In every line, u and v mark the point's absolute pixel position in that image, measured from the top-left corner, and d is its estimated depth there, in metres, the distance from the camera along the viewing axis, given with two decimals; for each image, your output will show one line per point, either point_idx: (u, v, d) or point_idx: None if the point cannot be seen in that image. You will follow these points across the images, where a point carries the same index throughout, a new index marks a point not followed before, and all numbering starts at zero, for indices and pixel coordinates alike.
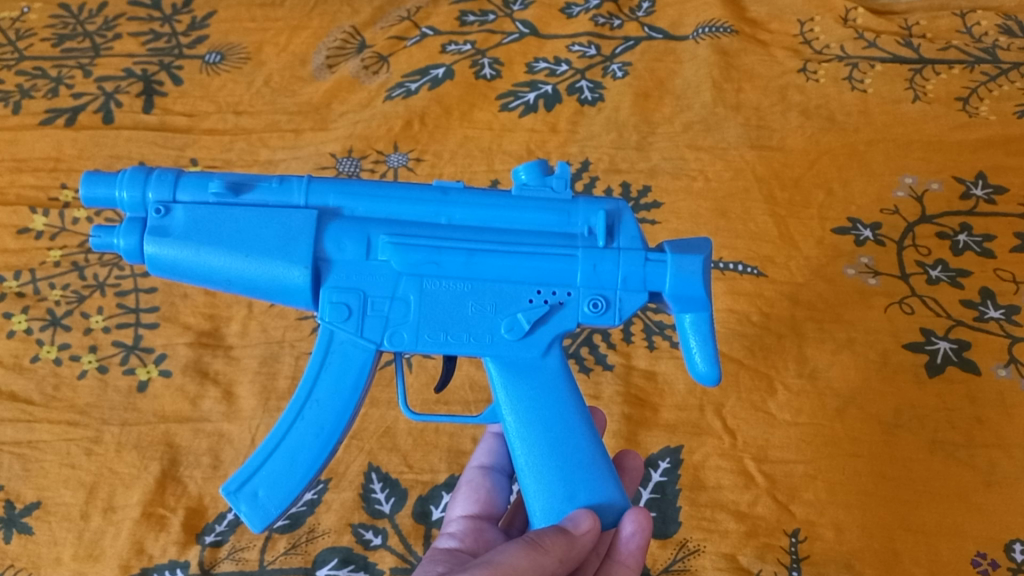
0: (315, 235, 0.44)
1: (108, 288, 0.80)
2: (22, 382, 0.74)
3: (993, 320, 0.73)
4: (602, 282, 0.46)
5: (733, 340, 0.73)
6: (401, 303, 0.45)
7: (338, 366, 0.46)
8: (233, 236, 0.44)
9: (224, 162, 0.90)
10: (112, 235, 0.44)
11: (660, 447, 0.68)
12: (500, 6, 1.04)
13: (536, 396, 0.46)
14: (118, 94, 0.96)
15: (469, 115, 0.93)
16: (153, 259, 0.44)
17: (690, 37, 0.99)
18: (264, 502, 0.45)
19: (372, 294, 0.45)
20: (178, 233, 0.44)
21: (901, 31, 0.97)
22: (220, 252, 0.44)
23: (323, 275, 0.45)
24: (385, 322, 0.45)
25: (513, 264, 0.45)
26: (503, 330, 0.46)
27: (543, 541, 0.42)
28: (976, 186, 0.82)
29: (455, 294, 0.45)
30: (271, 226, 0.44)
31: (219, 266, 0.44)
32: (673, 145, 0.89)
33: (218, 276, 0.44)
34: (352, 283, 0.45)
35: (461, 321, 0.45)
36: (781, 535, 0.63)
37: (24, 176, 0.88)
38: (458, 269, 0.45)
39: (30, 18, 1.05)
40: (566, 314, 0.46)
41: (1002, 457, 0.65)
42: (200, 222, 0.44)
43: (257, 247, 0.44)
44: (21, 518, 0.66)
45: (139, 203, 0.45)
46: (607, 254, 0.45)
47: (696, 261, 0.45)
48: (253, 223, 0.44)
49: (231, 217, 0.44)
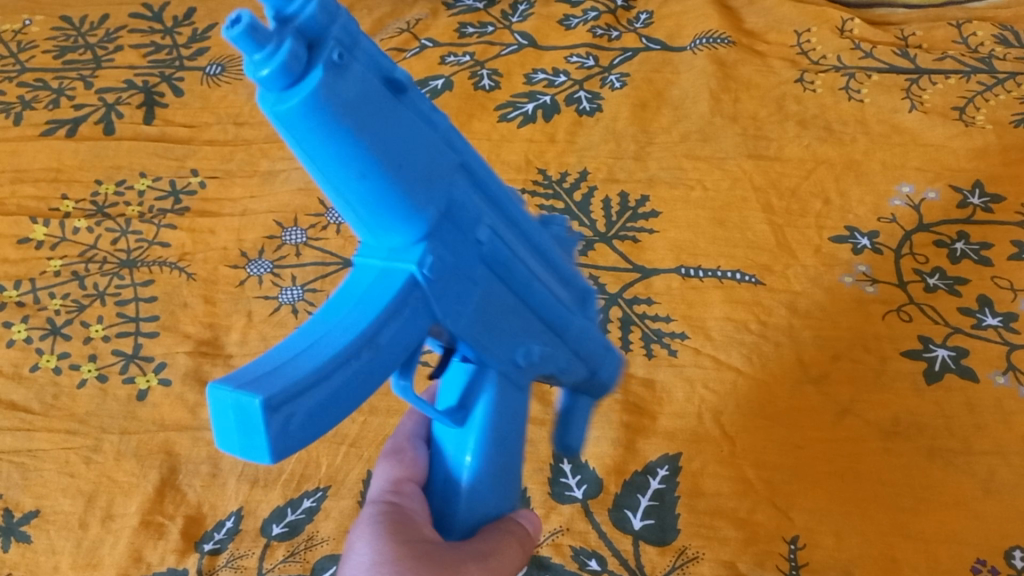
0: (448, 187, 0.35)
1: (108, 297, 0.80)
2: (22, 391, 0.74)
3: (991, 328, 0.73)
4: (586, 350, 0.49)
5: (732, 347, 0.74)
6: (473, 292, 0.38)
7: (399, 331, 0.36)
8: (385, 139, 0.32)
9: (225, 173, 0.90)
10: (268, 34, 0.27)
11: (659, 455, 0.68)
12: (499, 19, 1.06)
13: (514, 417, 0.47)
14: (119, 106, 0.97)
15: (468, 126, 0.94)
16: (302, 102, 0.28)
17: (688, 48, 1.00)
18: (280, 444, 0.32)
19: (458, 272, 0.37)
20: (343, 102, 0.29)
21: (897, 43, 0.98)
22: (365, 137, 0.31)
23: (435, 233, 0.35)
24: (454, 304, 0.38)
25: (557, 300, 0.44)
26: (525, 354, 0.44)
27: (525, 541, 0.48)
28: (973, 195, 0.83)
29: (512, 304, 0.41)
30: (418, 148, 0.34)
31: (345, 155, 0.31)
32: (670, 155, 0.90)
33: (327, 158, 0.31)
34: (452, 254, 0.36)
35: (504, 327, 0.41)
36: (780, 542, 0.63)
37: (24, 187, 0.89)
38: (525, 284, 0.41)
39: (32, 30, 1.07)
40: (558, 362, 0.47)
41: (1001, 465, 0.65)
42: (367, 103, 0.31)
43: (401, 168, 0.33)
44: (19, 526, 0.66)
45: (327, 13, 0.29)
46: (595, 330, 0.49)
47: (620, 364, 0.56)
48: (406, 137, 0.33)
49: (390, 117, 0.32)
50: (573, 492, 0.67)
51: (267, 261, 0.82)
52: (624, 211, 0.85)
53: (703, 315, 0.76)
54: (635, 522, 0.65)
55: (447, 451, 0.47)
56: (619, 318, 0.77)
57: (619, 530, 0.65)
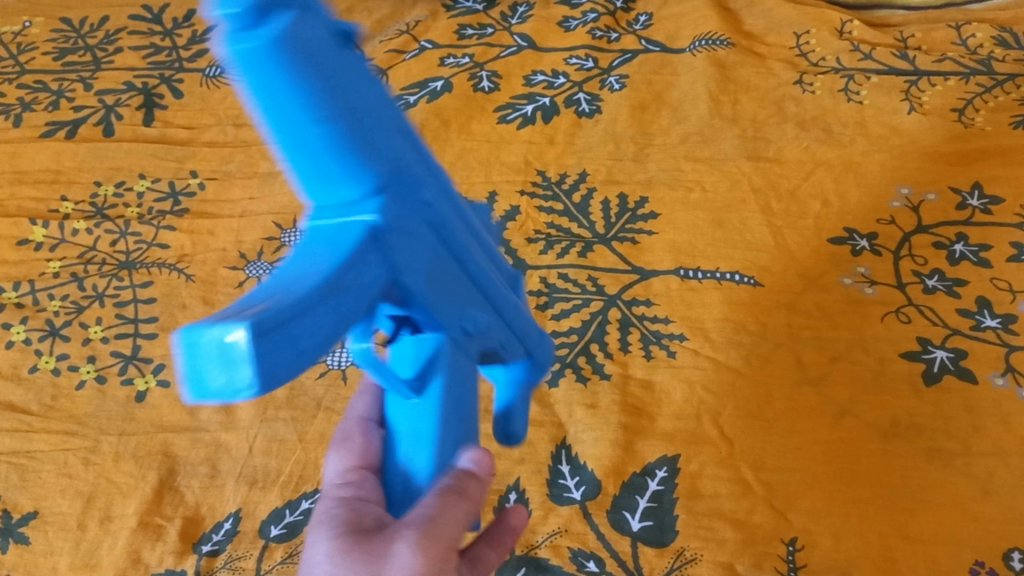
0: (401, 145, 0.33)
1: (107, 299, 0.80)
2: (21, 392, 0.74)
3: (990, 329, 0.73)
4: (522, 329, 0.48)
5: (730, 348, 0.74)
6: (428, 256, 0.36)
7: (360, 289, 0.32)
8: (345, 84, 0.29)
9: (224, 174, 0.90)
10: None
11: (657, 455, 0.68)
12: (499, 21, 1.06)
13: (466, 389, 0.44)
14: (118, 107, 0.97)
15: (467, 128, 0.94)
16: (269, 38, 0.26)
17: (688, 50, 1.00)
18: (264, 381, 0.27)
19: (415, 234, 0.34)
20: (305, 40, 0.27)
21: (896, 44, 0.98)
22: (327, 78, 0.28)
23: (393, 191, 0.32)
24: (412, 264, 0.35)
25: (493, 273, 0.42)
26: (474, 326, 0.42)
27: (468, 493, 0.42)
28: (972, 197, 0.83)
29: (458, 273, 0.39)
30: (371, 100, 0.31)
31: (308, 96, 0.28)
32: (669, 156, 0.90)
33: (287, 103, 0.28)
34: (410, 215, 0.34)
35: (455, 295, 0.39)
36: (779, 543, 0.63)
37: (24, 189, 0.89)
38: (470, 251, 0.39)
39: (32, 32, 1.08)
40: (498, 339, 0.46)
41: (1000, 466, 0.65)
42: (325, 44, 0.28)
43: (360, 116, 0.30)
44: (18, 528, 0.66)
45: None
46: (526, 308, 0.48)
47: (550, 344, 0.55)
48: (361, 85, 0.31)
49: (344, 62, 0.30)
50: (571, 493, 0.67)
51: (266, 263, 0.82)
52: (623, 213, 0.85)
53: (702, 316, 0.76)
54: (634, 523, 0.65)
55: (400, 428, 0.44)
56: (618, 319, 0.77)
57: (617, 532, 0.65)
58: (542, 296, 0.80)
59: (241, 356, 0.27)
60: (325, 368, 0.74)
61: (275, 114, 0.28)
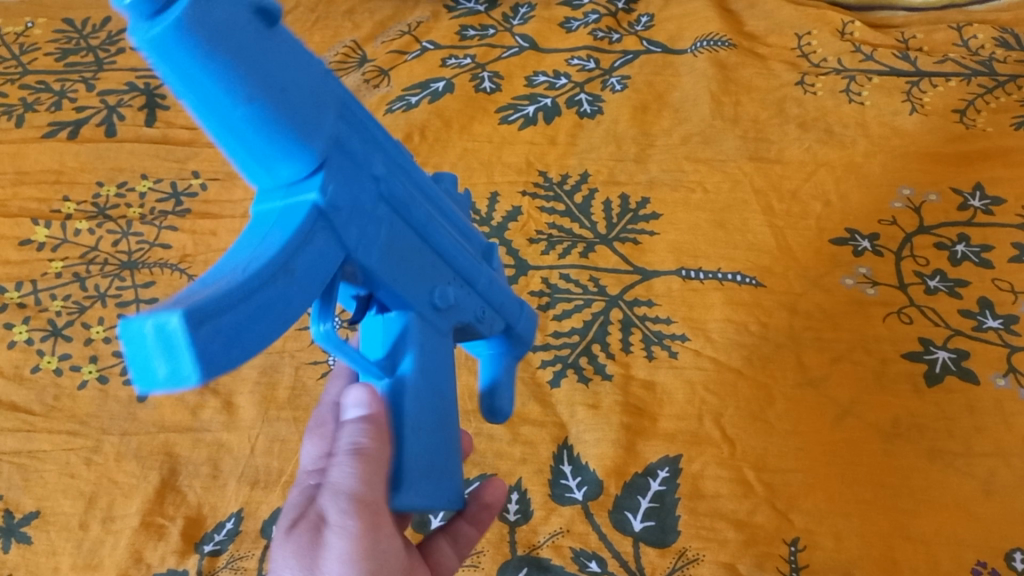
0: (336, 122, 0.36)
1: (109, 299, 0.81)
2: (23, 392, 0.74)
3: (992, 330, 0.73)
4: (495, 298, 0.49)
5: (732, 349, 0.74)
6: (374, 228, 0.38)
7: (311, 262, 0.35)
8: (266, 65, 0.32)
9: (226, 175, 0.90)
10: None
11: (659, 456, 0.68)
12: (500, 22, 1.06)
13: (441, 361, 0.45)
14: (121, 108, 0.98)
15: (469, 129, 0.94)
16: (172, 21, 0.28)
17: (689, 51, 1.00)
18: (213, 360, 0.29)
19: (359, 206, 0.37)
20: (215, 25, 0.29)
21: (898, 45, 0.99)
22: (242, 58, 0.31)
23: (330, 167, 0.35)
24: (359, 236, 0.37)
25: (453, 243, 0.44)
26: (437, 296, 0.44)
27: (375, 451, 0.42)
28: (973, 198, 0.83)
29: (413, 243, 0.41)
30: (299, 80, 0.33)
31: (229, 78, 0.31)
32: (671, 157, 0.90)
33: (210, 91, 0.31)
34: (350, 188, 0.36)
35: (411, 266, 0.41)
36: (780, 543, 0.63)
37: (26, 189, 0.89)
38: (421, 221, 0.41)
39: (34, 33, 1.08)
40: (469, 310, 0.47)
41: (1001, 467, 0.65)
42: (243, 30, 0.31)
43: (285, 97, 0.33)
44: (20, 527, 0.66)
45: None
46: (496, 278, 0.50)
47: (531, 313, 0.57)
48: (288, 66, 0.33)
49: (268, 43, 0.32)
50: (573, 493, 0.67)
51: None
52: (624, 214, 0.85)
53: (704, 317, 0.76)
54: (636, 523, 0.65)
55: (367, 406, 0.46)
56: (619, 320, 0.77)
57: (619, 532, 0.65)
58: (544, 296, 0.80)
59: (181, 342, 0.28)
60: (326, 368, 0.74)
61: (202, 99, 0.31)
